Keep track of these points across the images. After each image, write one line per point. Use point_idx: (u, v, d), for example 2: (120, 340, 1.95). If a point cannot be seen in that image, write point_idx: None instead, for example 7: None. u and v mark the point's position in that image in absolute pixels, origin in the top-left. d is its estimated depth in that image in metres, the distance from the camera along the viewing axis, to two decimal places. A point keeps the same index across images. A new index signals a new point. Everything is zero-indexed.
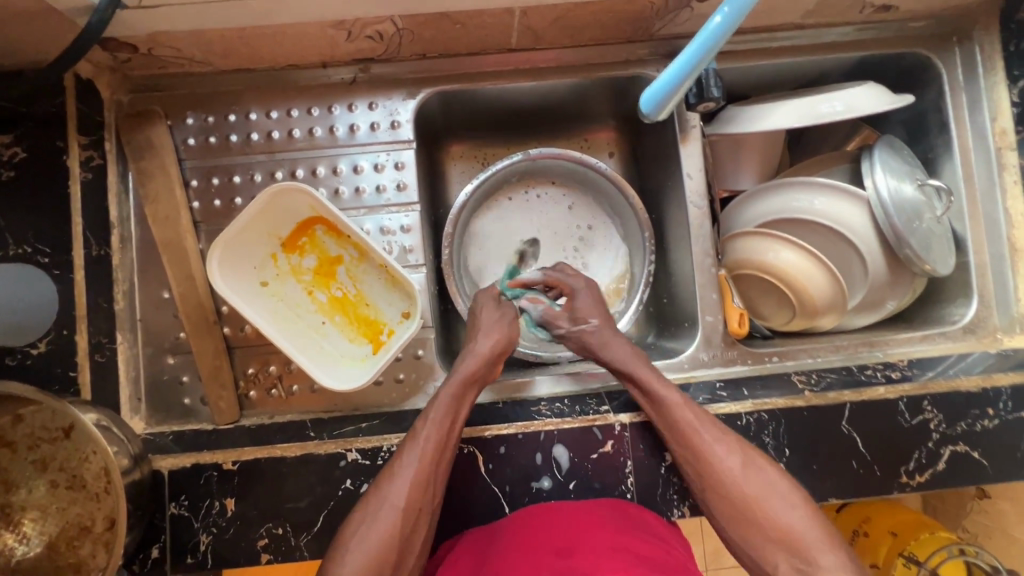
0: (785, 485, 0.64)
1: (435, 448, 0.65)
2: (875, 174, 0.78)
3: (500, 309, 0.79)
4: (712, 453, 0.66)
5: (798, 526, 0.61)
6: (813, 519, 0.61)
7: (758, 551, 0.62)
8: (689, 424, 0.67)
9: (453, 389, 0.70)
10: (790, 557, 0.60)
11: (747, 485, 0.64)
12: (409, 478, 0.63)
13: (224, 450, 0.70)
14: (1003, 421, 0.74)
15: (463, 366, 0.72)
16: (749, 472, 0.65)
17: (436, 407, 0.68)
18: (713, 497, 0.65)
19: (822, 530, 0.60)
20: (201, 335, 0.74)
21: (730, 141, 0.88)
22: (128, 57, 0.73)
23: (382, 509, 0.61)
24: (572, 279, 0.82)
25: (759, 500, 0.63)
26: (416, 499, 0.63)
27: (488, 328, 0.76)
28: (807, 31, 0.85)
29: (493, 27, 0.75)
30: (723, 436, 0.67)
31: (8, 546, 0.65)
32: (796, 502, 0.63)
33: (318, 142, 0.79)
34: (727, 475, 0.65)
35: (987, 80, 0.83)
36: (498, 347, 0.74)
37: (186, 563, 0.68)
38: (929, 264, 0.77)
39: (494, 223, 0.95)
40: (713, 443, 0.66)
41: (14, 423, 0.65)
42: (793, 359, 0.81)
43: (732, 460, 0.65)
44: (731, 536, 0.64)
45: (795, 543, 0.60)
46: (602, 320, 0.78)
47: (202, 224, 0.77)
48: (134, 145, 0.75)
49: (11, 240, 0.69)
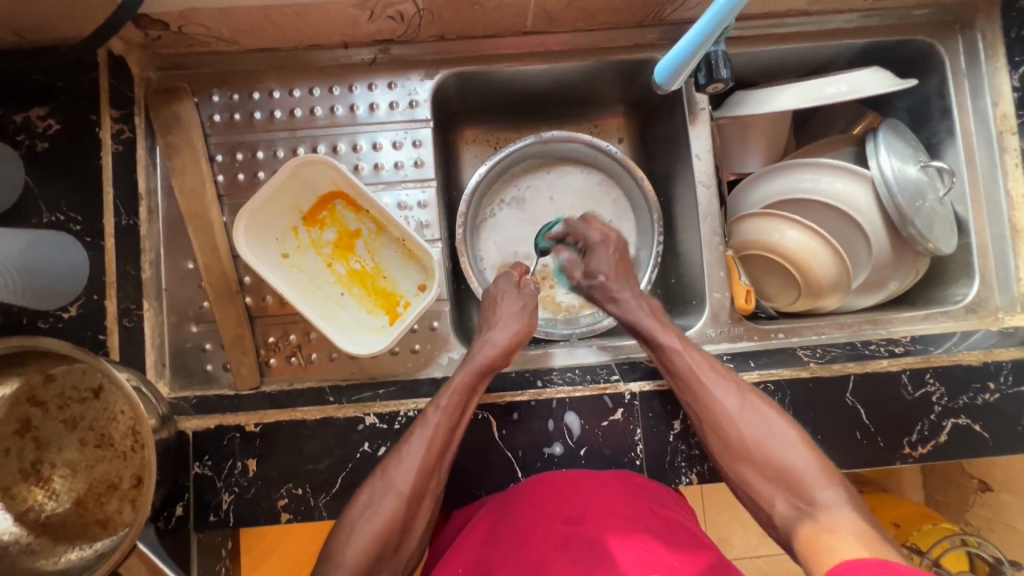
0: (783, 426, 0.67)
1: (445, 434, 0.67)
2: (879, 155, 0.80)
3: (520, 293, 0.81)
4: (715, 400, 0.69)
5: (796, 464, 0.64)
6: (811, 458, 0.65)
7: (758, 490, 0.66)
8: (692, 371, 0.71)
9: (467, 377, 0.71)
10: (788, 494, 0.64)
11: (747, 429, 0.68)
12: (415, 461, 0.65)
13: (246, 412, 0.72)
14: (1004, 395, 0.76)
15: (478, 355, 0.73)
16: (749, 415, 0.69)
17: (450, 393, 0.70)
18: (715, 443, 0.69)
19: (821, 468, 0.64)
20: (224, 303, 0.77)
21: (737, 125, 0.90)
22: (159, 34, 0.76)
23: (385, 495, 0.64)
24: (592, 231, 0.84)
25: (757, 442, 0.67)
26: (419, 485, 0.65)
27: (508, 319, 0.78)
28: (814, 18, 0.87)
29: (508, 8, 0.78)
30: (725, 382, 0.71)
31: (38, 502, 0.67)
32: (793, 441, 0.66)
33: (338, 120, 0.82)
34: (728, 419, 0.68)
35: (988, 66, 0.85)
36: (514, 339, 0.76)
37: (209, 521, 0.70)
38: (931, 242, 0.79)
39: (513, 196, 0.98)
40: (716, 391, 0.70)
41: (45, 382, 0.68)
42: (798, 335, 0.83)
43: (734, 406, 0.69)
44: (732, 477, 0.68)
45: (794, 480, 0.64)
46: (613, 277, 0.82)
47: (226, 198, 0.80)
48: (163, 119, 0.78)
49: (46, 206, 0.71)
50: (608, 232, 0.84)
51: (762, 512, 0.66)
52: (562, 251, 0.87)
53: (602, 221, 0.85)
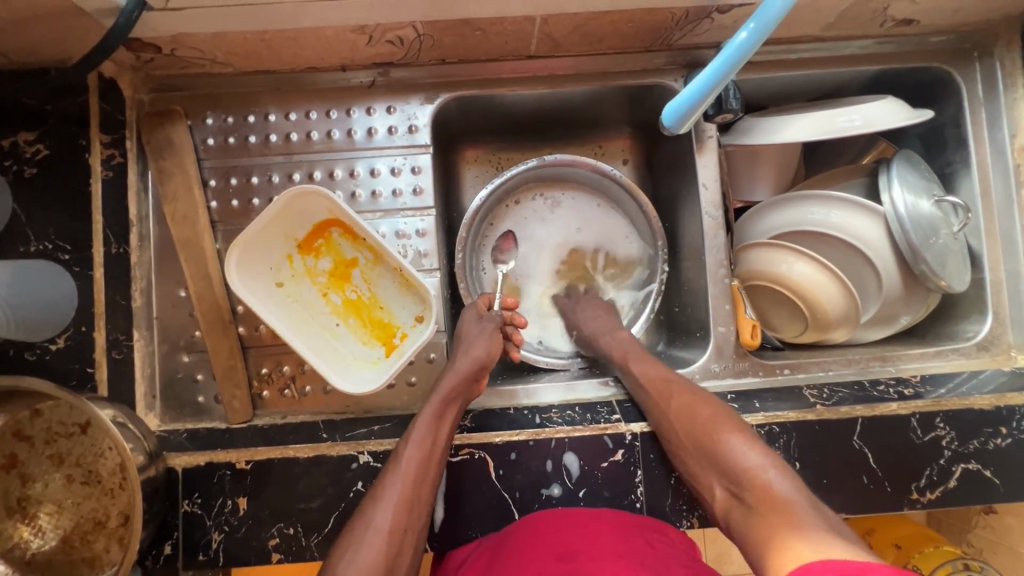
0: (745, 432, 0.67)
1: (418, 469, 0.65)
2: (892, 189, 0.77)
3: (481, 323, 0.79)
4: (663, 397, 0.73)
5: (738, 449, 0.65)
6: (752, 441, 0.65)
7: (709, 479, 0.66)
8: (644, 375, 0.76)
9: (433, 407, 0.70)
10: (733, 479, 0.64)
11: (693, 419, 0.69)
12: (392, 502, 0.63)
13: (238, 449, 0.71)
14: (1016, 441, 0.73)
15: (443, 383, 0.72)
16: (695, 409, 0.70)
17: (418, 425, 0.68)
18: (682, 449, 0.69)
19: (760, 451, 0.64)
20: (216, 334, 0.75)
21: (745, 152, 0.88)
22: (151, 57, 0.73)
23: (365, 535, 0.61)
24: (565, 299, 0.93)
25: (701, 431, 0.68)
26: (401, 520, 0.62)
27: (471, 343, 0.76)
28: (828, 44, 0.84)
29: (511, 34, 0.75)
30: (674, 382, 0.74)
31: (23, 539, 0.66)
32: (736, 428, 0.67)
33: (335, 145, 0.80)
34: (689, 423, 0.69)
35: (1007, 96, 0.82)
36: (478, 363, 0.74)
37: (198, 560, 0.68)
38: (944, 280, 0.77)
39: (523, 213, 0.95)
40: (665, 389, 0.73)
41: (31, 417, 0.67)
42: (805, 371, 0.81)
43: (681, 401, 0.71)
44: (685, 468, 0.69)
45: (737, 466, 0.64)
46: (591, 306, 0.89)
47: (220, 224, 0.78)
48: (154, 144, 0.75)
49: (34, 235, 0.70)
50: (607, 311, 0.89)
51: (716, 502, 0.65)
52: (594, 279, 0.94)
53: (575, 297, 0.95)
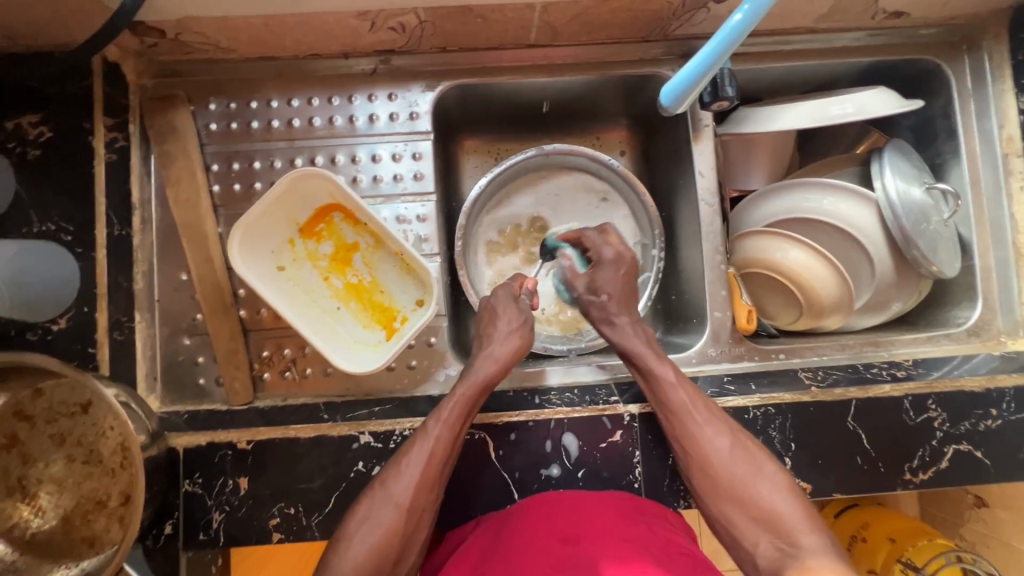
0: (772, 470, 0.66)
1: (445, 449, 0.66)
2: (884, 176, 0.79)
3: (518, 304, 0.78)
4: (704, 437, 0.68)
5: (782, 508, 0.62)
6: (795, 501, 0.63)
7: (740, 529, 0.64)
8: (683, 407, 0.69)
9: (466, 391, 0.69)
10: (772, 537, 0.62)
11: (735, 466, 0.66)
12: (414, 477, 0.64)
13: (239, 429, 0.71)
14: (1006, 422, 0.75)
15: (479, 369, 0.71)
16: (738, 456, 0.66)
17: (452, 406, 0.68)
18: (702, 479, 0.67)
19: (804, 513, 0.62)
20: (218, 316, 0.76)
21: (741, 141, 0.89)
22: (156, 41, 0.74)
23: (383, 508, 0.62)
24: (606, 247, 0.81)
25: (743, 481, 0.65)
26: (418, 498, 0.63)
27: (508, 331, 0.75)
28: (821, 36, 0.86)
29: (511, 22, 0.77)
30: (718, 421, 0.69)
31: (23, 519, 0.66)
32: (780, 485, 0.64)
33: (337, 131, 0.81)
34: (716, 457, 0.67)
35: (996, 87, 0.84)
36: (515, 354, 0.74)
37: (199, 539, 0.69)
38: (935, 265, 0.79)
39: (508, 217, 0.96)
40: (706, 429, 0.68)
41: (33, 396, 0.66)
42: (799, 356, 0.82)
43: (723, 445, 0.67)
44: (714, 513, 0.66)
45: (778, 524, 0.62)
46: (614, 299, 0.79)
47: (222, 208, 0.79)
48: (157, 129, 0.76)
49: (37, 216, 0.70)
50: (622, 251, 0.80)
51: (743, 553, 0.63)
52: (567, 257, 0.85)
53: (619, 239, 0.82)
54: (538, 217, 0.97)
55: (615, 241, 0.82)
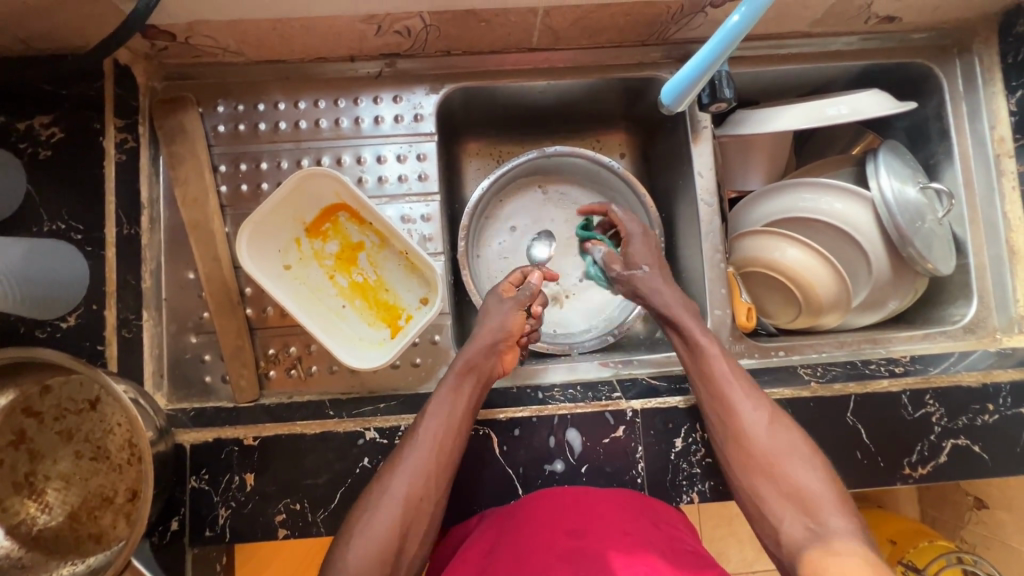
0: (809, 451, 0.65)
1: (436, 438, 0.67)
2: (880, 176, 0.81)
3: (503, 301, 0.78)
4: (740, 407, 0.68)
5: (813, 486, 0.62)
6: (830, 484, 0.62)
7: (768, 505, 0.63)
8: (724, 378, 0.70)
9: (454, 378, 0.71)
10: (800, 515, 0.60)
11: (769, 439, 0.66)
12: (409, 470, 0.64)
13: (245, 425, 0.72)
14: (1003, 416, 0.76)
15: (463, 354, 0.73)
16: (776, 431, 0.66)
17: (438, 396, 0.70)
18: (733, 450, 0.67)
19: (837, 497, 0.61)
20: (225, 315, 0.76)
21: (739, 143, 0.91)
22: (166, 45, 0.75)
23: (382, 500, 0.63)
24: (630, 225, 0.82)
25: (776, 456, 0.65)
26: (417, 489, 0.64)
27: (492, 316, 0.76)
28: (816, 40, 0.88)
29: (515, 26, 0.78)
30: (755, 396, 0.69)
31: (30, 515, 0.66)
32: (817, 467, 0.63)
33: (343, 132, 0.82)
34: (751, 429, 0.67)
35: (986, 89, 0.86)
36: (497, 335, 0.74)
37: (205, 536, 0.69)
38: (931, 262, 0.80)
39: (509, 219, 0.98)
40: (744, 401, 0.69)
41: (41, 393, 0.67)
42: (799, 353, 0.84)
43: (761, 418, 0.67)
44: (744, 488, 0.66)
45: (807, 502, 0.61)
46: (656, 268, 0.80)
47: (229, 208, 0.80)
48: (167, 130, 0.77)
49: (47, 215, 0.71)
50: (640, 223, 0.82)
51: (767, 528, 0.62)
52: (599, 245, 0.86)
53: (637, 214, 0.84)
54: (541, 216, 0.98)
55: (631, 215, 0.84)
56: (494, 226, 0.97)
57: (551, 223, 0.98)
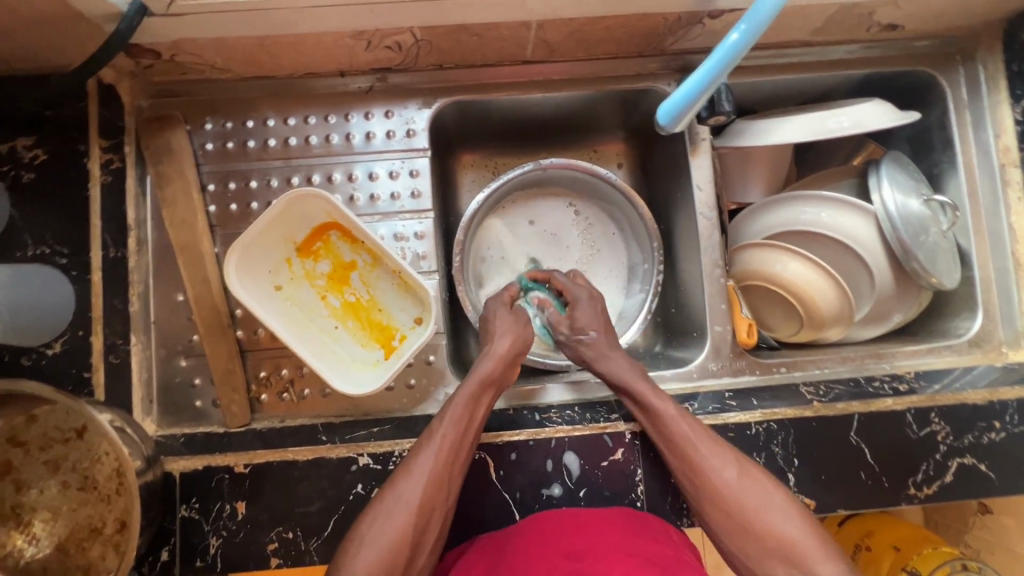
0: (781, 496, 0.64)
1: (451, 448, 0.65)
2: (882, 189, 0.79)
3: (513, 313, 0.79)
4: (712, 468, 0.66)
5: (794, 535, 0.61)
6: (801, 521, 0.62)
7: (757, 562, 0.63)
8: (689, 439, 0.67)
9: (472, 387, 0.70)
10: (787, 566, 0.61)
11: (747, 496, 0.64)
12: (423, 479, 0.63)
13: (236, 452, 0.70)
14: (1009, 434, 0.75)
15: (482, 365, 0.71)
16: (748, 485, 0.65)
17: (454, 406, 0.68)
18: (715, 512, 0.65)
19: (818, 539, 0.61)
20: (215, 338, 0.75)
21: (738, 154, 0.89)
22: (151, 63, 0.73)
23: (395, 507, 0.61)
24: (578, 290, 0.82)
25: (756, 513, 0.63)
26: (429, 498, 0.63)
27: (503, 330, 0.76)
28: (816, 48, 0.87)
29: (507, 39, 0.76)
30: (720, 449, 0.67)
31: (17, 547, 0.65)
32: (792, 511, 0.63)
33: (334, 149, 0.81)
34: (726, 487, 0.65)
35: (990, 98, 0.84)
36: (514, 347, 0.74)
37: (196, 566, 0.68)
38: (935, 277, 0.78)
39: (505, 231, 0.96)
40: (713, 460, 0.66)
41: (26, 423, 0.66)
42: (801, 369, 0.82)
43: (731, 475, 0.65)
44: (732, 549, 0.64)
45: (793, 554, 0.61)
46: (602, 335, 0.78)
47: (218, 228, 0.78)
48: (153, 150, 0.76)
49: (30, 239, 0.70)
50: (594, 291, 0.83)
51: None
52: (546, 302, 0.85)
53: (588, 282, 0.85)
54: (538, 229, 0.97)
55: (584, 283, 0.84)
56: (489, 239, 0.95)
57: (548, 235, 0.97)
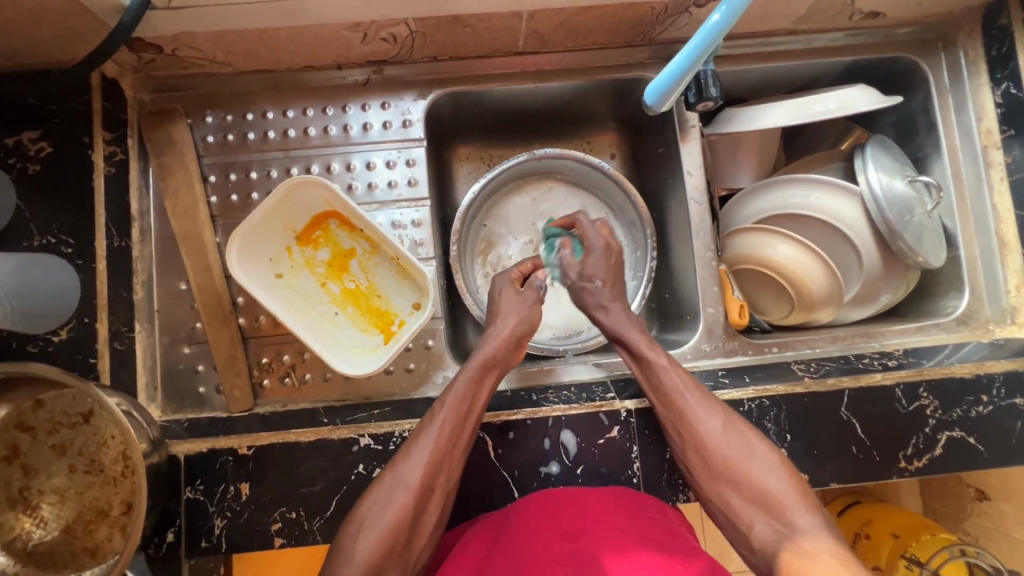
0: (765, 451, 0.66)
1: (451, 431, 0.66)
2: (867, 171, 0.81)
3: (520, 293, 0.80)
4: (697, 416, 0.68)
5: (775, 487, 0.63)
6: (782, 473, 0.64)
7: (737, 511, 0.65)
8: (677, 389, 0.70)
9: (474, 370, 0.71)
10: (766, 516, 0.62)
11: (729, 447, 0.67)
12: (423, 461, 0.64)
13: (239, 435, 0.72)
14: (997, 407, 0.76)
15: (484, 348, 0.73)
16: (731, 437, 0.67)
17: (455, 389, 0.69)
18: (696, 462, 0.68)
19: (799, 494, 0.63)
20: (217, 325, 0.76)
21: (728, 141, 0.91)
22: (153, 57, 0.75)
23: (395, 490, 0.63)
24: (596, 236, 0.80)
25: (736, 461, 0.66)
26: (428, 480, 0.64)
27: (508, 311, 0.78)
28: (800, 36, 0.89)
29: (499, 30, 0.79)
30: (707, 402, 0.70)
31: (24, 530, 0.66)
32: (774, 465, 0.65)
33: (332, 140, 0.83)
34: (710, 438, 0.67)
35: (972, 82, 0.87)
36: (517, 332, 0.76)
37: (201, 547, 0.69)
38: (921, 256, 0.80)
39: (502, 222, 0.98)
40: (699, 410, 0.69)
41: (34, 408, 0.67)
42: (792, 349, 0.84)
43: (715, 425, 0.68)
44: (711, 498, 0.67)
45: (772, 503, 0.62)
46: (608, 286, 0.79)
47: (220, 218, 0.80)
48: (155, 142, 0.77)
49: (37, 229, 0.71)
50: (611, 240, 0.80)
51: (738, 533, 0.64)
52: (564, 246, 0.84)
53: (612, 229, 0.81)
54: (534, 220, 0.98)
55: (607, 229, 0.81)
56: (486, 230, 0.97)
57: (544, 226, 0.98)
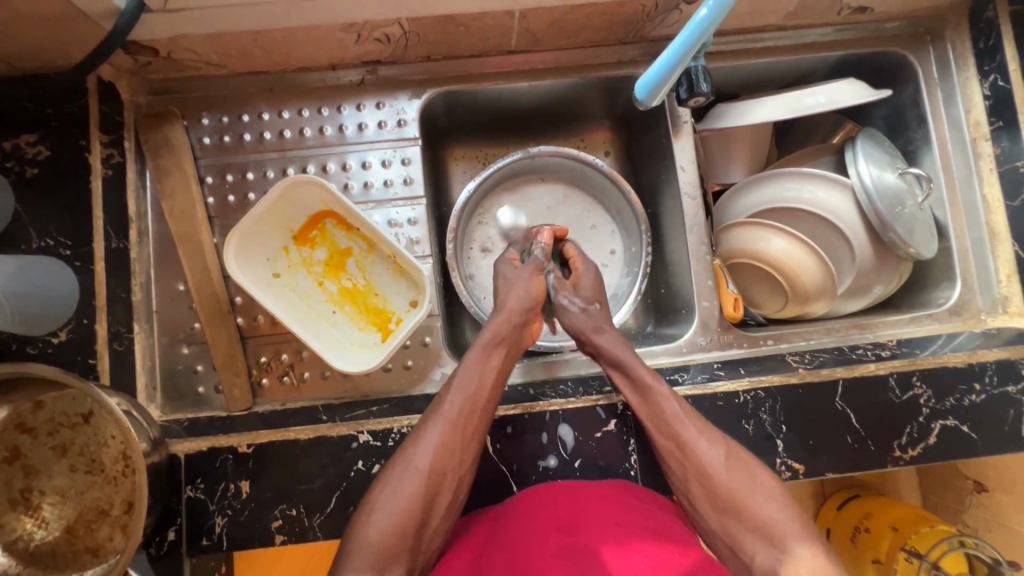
0: (766, 477, 0.67)
1: (461, 411, 0.68)
2: (858, 163, 0.82)
3: (518, 269, 0.82)
4: (698, 446, 0.68)
5: (776, 518, 0.64)
6: (782, 501, 0.65)
7: (739, 540, 0.65)
8: (676, 418, 0.70)
9: (483, 349, 0.73)
10: (768, 546, 0.63)
11: (731, 477, 0.67)
12: (433, 444, 0.65)
13: (239, 433, 0.72)
14: (989, 396, 0.77)
15: (491, 327, 0.75)
16: (732, 467, 0.67)
17: (462, 373, 0.71)
18: (699, 492, 0.68)
19: (798, 522, 0.64)
20: (215, 325, 0.77)
21: (720, 136, 0.92)
22: (149, 60, 0.76)
23: (407, 473, 0.64)
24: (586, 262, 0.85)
25: (739, 492, 0.66)
26: (439, 463, 0.65)
27: (513, 284, 0.80)
28: (790, 32, 0.90)
29: (492, 29, 0.79)
30: (708, 430, 0.69)
31: (25, 531, 0.66)
32: (774, 493, 0.66)
33: (327, 140, 0.83)
34: (712, 469, 0.67)
35: (960, 75, 0.88)
36: (523, 308, 0.78)
37: (202, 545, 0.69)
38: (913, 247, 0.81)
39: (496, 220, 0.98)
40: (700, 440, 0.68)
41: (33, 409, 0.68)
42: (786, 341, 0.85)
43: (717, 454, 0.68)
44: (715, 528, 0.67)
45: (773, 533, 0.63)
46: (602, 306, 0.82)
47: (216, 219, 0.81)
48: (152, 143, 0.78)
49: (36, 231, 0.71)
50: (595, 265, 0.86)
51: (738, 560, 0.65)
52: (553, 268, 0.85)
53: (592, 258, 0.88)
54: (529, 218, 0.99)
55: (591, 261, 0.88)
56: (481, 228, 0.98)
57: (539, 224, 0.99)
